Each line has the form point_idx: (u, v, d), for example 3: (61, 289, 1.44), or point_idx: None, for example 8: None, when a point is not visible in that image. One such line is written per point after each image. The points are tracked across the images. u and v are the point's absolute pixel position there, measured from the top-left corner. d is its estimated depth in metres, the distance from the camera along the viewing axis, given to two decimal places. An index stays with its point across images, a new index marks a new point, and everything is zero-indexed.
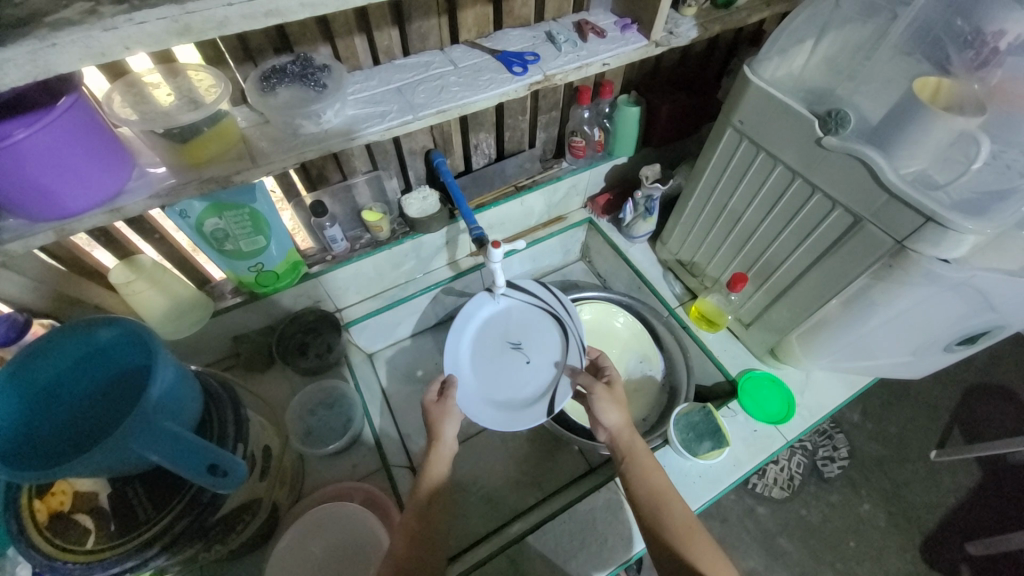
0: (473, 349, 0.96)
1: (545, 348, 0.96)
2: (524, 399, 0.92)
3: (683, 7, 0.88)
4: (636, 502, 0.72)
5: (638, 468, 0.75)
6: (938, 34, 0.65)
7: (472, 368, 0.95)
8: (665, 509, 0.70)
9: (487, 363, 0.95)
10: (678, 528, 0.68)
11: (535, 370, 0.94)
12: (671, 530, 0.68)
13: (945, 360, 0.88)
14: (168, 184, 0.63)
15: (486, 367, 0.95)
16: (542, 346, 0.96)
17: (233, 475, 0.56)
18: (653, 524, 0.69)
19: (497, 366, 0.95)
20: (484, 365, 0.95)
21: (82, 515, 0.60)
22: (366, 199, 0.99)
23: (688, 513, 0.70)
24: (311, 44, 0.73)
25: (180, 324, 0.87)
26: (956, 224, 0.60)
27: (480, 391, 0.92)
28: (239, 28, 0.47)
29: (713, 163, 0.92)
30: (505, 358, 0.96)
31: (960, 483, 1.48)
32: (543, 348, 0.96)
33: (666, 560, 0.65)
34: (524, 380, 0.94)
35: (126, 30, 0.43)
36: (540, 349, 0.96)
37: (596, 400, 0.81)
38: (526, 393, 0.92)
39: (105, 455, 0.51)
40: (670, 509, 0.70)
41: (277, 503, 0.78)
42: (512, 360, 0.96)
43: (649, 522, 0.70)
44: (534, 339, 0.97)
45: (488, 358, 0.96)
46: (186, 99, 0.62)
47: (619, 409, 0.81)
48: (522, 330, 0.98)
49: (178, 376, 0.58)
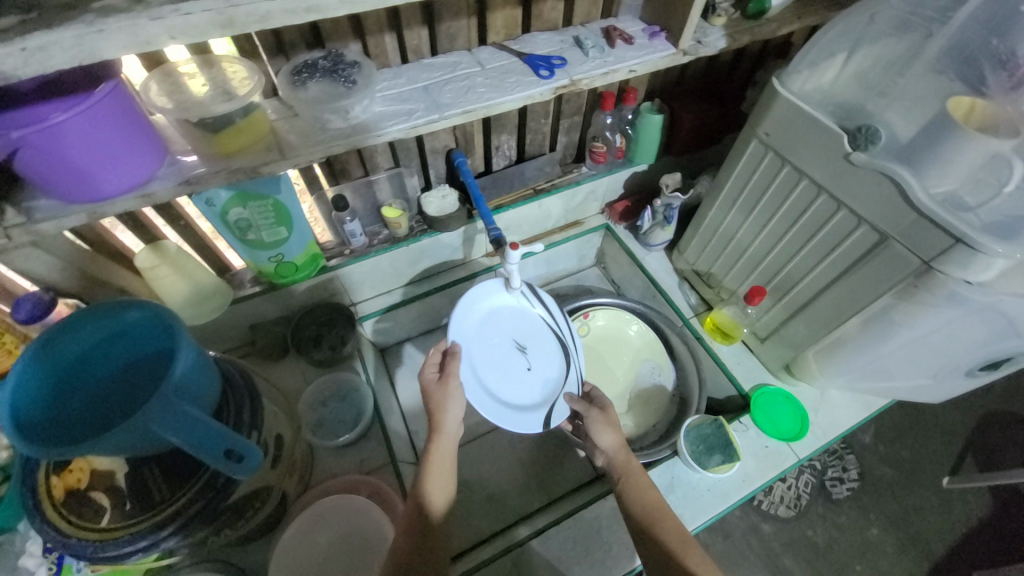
0: (482, 332, 0.92)
1: (546, 363, 0.98)
2: (522, 405, 0.92)
3: (712, 17, 0.88)
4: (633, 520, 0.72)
5: (635, 485, 0.75)
6: (974, 53, 0.64)
7: (476, 349, 0.90)
8: (659, 526, 0.69)
9: (491, 354, 0.92)
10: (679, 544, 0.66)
11: (533, 381, 0.95)
12: (671, 545, 0.67)
13: (966, 385, 0.86)
14: (198, 172, 0.64)
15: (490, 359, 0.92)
16: (544, 361, 0.98)
17: (249, 464, 0.58)
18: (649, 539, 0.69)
19: (500, 363, 0.93)
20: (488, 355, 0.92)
21: (98, 493, 0.61)
22: (386, 195, 1.00)
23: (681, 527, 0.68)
24: (342, 41, 0.74)
25: (199, 310, 0.89)
26: (985, 247, 0.58)
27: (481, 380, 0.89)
28: (279, 23, 0.48)
29: (736, 173, 0.91)
30: (510, 358, 0.94)
31: (973, 512, 1.45)
32: (545, 362, 0.98)
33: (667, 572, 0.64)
34: (523, 388, 0.94)
35: (171, 21, 0.44)
36: (542, 362, 0.97)
37: (591, 422, 0.84)
38: (521, 400, 0.93)
39: (126, 435, 0.52)
40: (664, 526, 0.69)
41: (286, 491, 0.79)
42: (516, 365, 0.95)
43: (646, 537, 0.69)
44: (539, 352, 0.98)
45: (494, 350, 0.93)
46: (219, 90, 0.63)
47: (613, 430, 0.82)
48: (529, 336, 0.97)
49: (199, 361, 0.58)
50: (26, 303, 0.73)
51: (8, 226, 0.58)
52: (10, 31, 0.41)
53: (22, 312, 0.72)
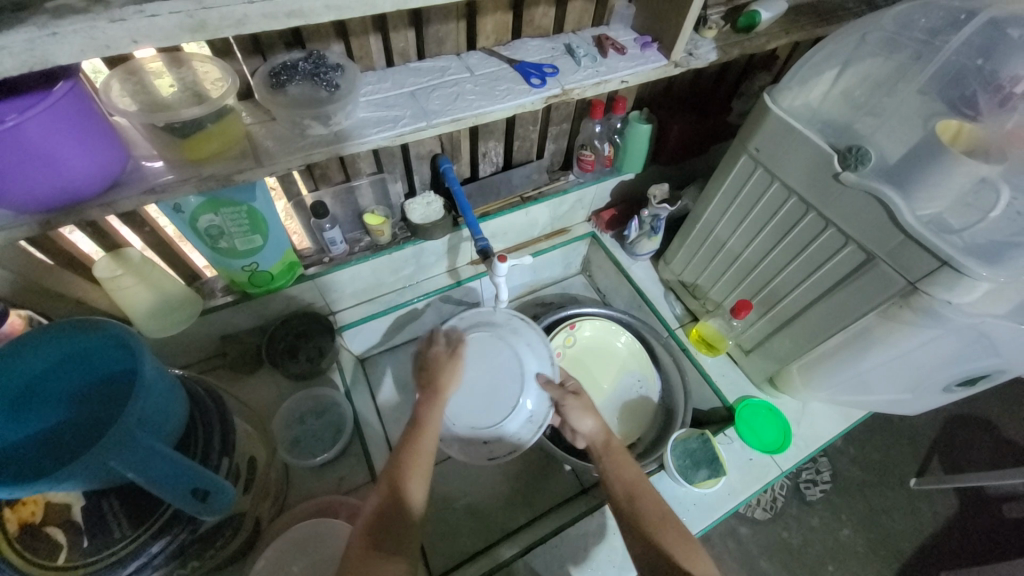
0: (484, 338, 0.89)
1: (476, 409, 0.86)
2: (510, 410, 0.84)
3: (703, 28, 0.87)
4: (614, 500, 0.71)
5: (614, 465, 0.74)
6: (960, 76, 0.65)
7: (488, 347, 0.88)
8: (640, 499, 0.69)
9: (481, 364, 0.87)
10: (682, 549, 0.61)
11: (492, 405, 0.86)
12: (674, 553, 0.61)
13: (943, 399, 0.88)
14: (164, 180, 0.59)
15: (505, 354, 0.88)
16: (471, 407, 0.86)
17: (219, 500, 0.56)
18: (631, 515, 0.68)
19: (500, 375, 0.87)
20: (497, 366, 0.88)
21: (54, 528, 0.56)
22: (368, 202, 0.96)
23: (659, 499, 0.68)
24: (324, 42, 0.69)
25: (163, 323, 0.83)
26: (971, 270, 0.59)
27: (503, 371, 0.87)
28: (256, 28, 0.44)
29: (725, 186, 0.91)
30: (487, 398, 0.86)
31: (939, 512, 1.50)
32: (475, 406, 0.86)
33: (651, 559, 0.62)
34: (496, 405, 0.86)
35: (134, 23, 0.39)
36: (477, 401, 0.86)
37: (569, 409, 0.81)
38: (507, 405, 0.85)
39: (80, 472, 0.46)
40: (645, 498, 0.69)
41: (259, 517, 0.75)
42: (482, 410, 0.86)
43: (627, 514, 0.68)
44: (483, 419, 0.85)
45: (491, 364, 0.87)
46: (189, 92, 0.60)
47: (592, 415, 0.81)
48: (467, 405, 0.86)
49: (164, 387, 0.54)
50: None
51: None
52: None
53: None
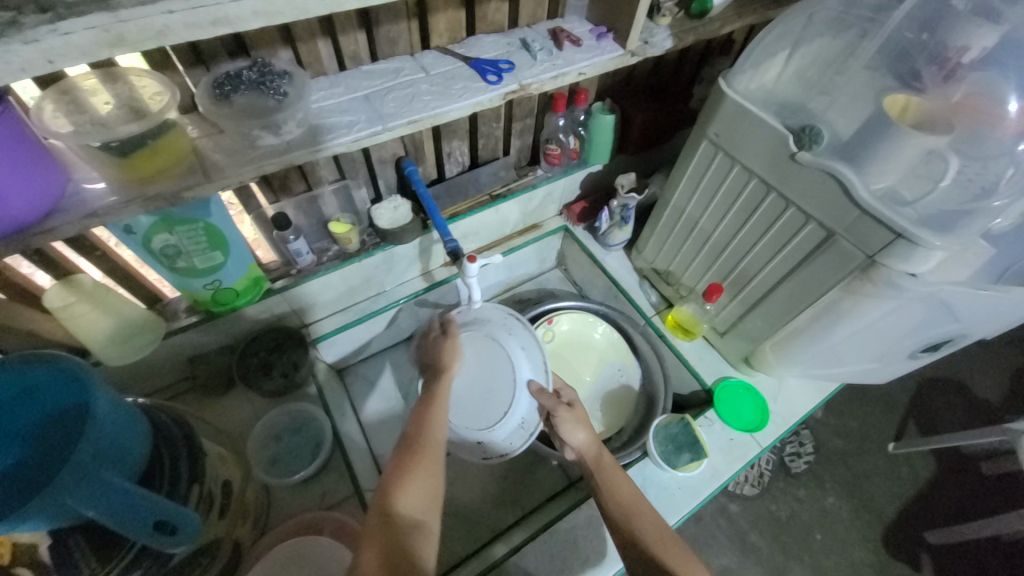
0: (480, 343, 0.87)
1: (471, 412, 0.87)
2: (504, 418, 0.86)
3: (657, 17, 0.87)
4: (612, 521, 0.70)
5: (609, 483, 0.73)
6: (906, 48, 0.66)
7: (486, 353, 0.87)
8: (638, 519, 0.68)
9: (476, 371, 0.87)
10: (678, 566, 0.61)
11: (487, 409, 0.86)
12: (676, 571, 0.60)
13: (909, 366, 0.90)
14: (108, 203, 0.57)
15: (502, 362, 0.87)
16: (467, 413, 0.87)
17: (186, 531, 0.54)
18: (628, 536, 0.67)
19: (495, 382, 0.87)
20: (493, 371, 0.87)
21: (21, 569, 0.54)
22: (333, 209, 0.94)
23: (659, 517, 0.67)
24: (270, 49, 0.67)
25: (123, 350, 0.80)
26: (925, 240, 0.62)
27: (500, 380, 0.86)
28: (182, 38, 0.42)
29: (689, 173, 0.92)
30: (481, 402, 0.86)
31: (917, 473, 1.55)
32: (471, 411, 0.87)
33: (649, 574, 0.62)
34: (491, 412, 0.86)
35: (48, 43, 0.37)
36: (472, 406, 0.86)
37: (560, 421, 0.80)
38: (501, 413, 0.86)
39: (36, 515, 0.44)
40: (643, 518, 0.68)
41: (241, 539, 0.73)
42: (475, 412, 0.87)
43: (625, 535, 0.67)
44: (476, 424, 0.86)
45: (487, 371, 0.87)
46: (126, 109, 0.58)
47: (585, 426, 0.80)
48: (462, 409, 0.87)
49: (122, 417, 0.52)
50: None
51: None
52: None
53: None
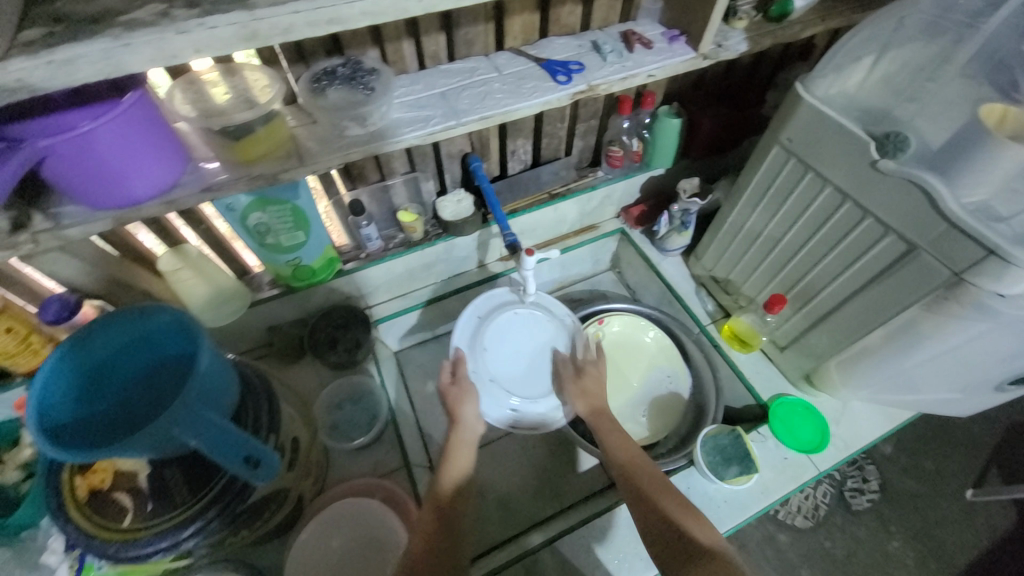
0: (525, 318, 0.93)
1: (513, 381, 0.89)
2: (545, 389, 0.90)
3: (733, 19, 0.86)
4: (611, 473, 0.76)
5: (609, 440, 0.79)
6: (1006, 59, 0.62)
7: (530, 327, 0.93)
8: (637, 473, 0.74)
9: (523, 342, 0.92)
10: (681, 514, 0.66)
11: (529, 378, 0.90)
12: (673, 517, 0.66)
13: (995, 399, 0.83)
14: (219, 179, 0.65)
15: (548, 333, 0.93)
16: (510, 382, 0.89)
17: (267, 469, 0.61)
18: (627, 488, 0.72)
19: (539, 353, 0.92)
20: (538, 344, 0.93)
21: (121, 493, 0.62)
22: (401, 200, 1.00)
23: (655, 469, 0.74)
24: (361, 48, 0.74)
25: (217, 313, 0.90)
26: (1019, 260, 0.56)
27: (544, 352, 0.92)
28: (301, 35, 0.48)
29: (757, 179, 0.89)
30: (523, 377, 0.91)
31: (999, 525, 1.40)
32: (512, 378, 0.89)
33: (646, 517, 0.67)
34: (533, 381, 0.90)
35: (197, 35, 0.44)
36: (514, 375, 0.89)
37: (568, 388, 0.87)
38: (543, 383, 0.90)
39: (149, 439, 0.52)
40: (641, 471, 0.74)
41: (302, 495, 0.80)
42: (516, 380, 0.90)
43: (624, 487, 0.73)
44: (519, 393, 0.88)
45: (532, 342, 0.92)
46: (241, 98, 0.65)
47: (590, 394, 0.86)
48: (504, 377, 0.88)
49: (218, 368, 0.59)
50: (53, 304, 0.75)
51: (36, 232, 0.59)
52: (36, 42, 0.42)
53: (50, 313, 0.75)
